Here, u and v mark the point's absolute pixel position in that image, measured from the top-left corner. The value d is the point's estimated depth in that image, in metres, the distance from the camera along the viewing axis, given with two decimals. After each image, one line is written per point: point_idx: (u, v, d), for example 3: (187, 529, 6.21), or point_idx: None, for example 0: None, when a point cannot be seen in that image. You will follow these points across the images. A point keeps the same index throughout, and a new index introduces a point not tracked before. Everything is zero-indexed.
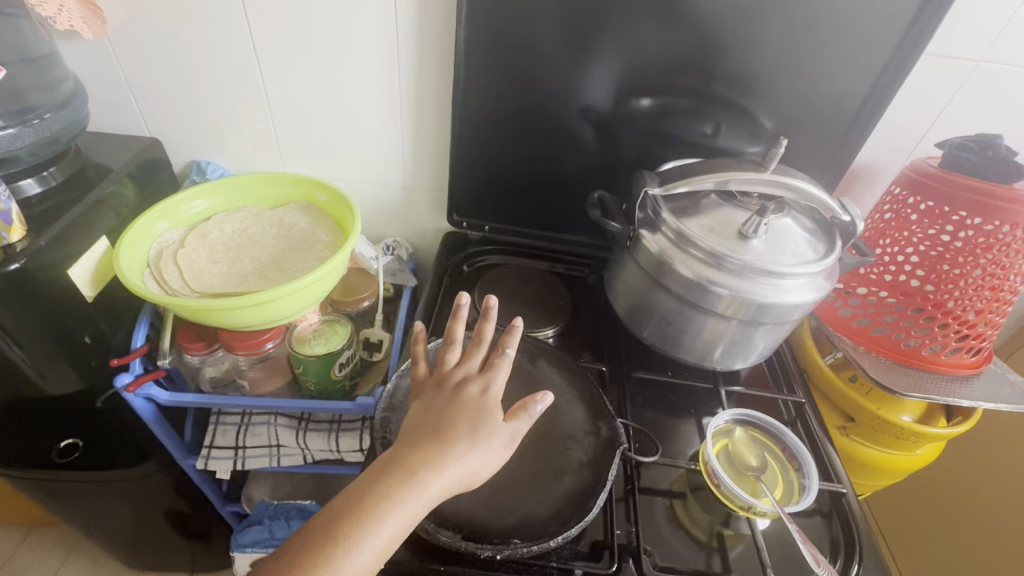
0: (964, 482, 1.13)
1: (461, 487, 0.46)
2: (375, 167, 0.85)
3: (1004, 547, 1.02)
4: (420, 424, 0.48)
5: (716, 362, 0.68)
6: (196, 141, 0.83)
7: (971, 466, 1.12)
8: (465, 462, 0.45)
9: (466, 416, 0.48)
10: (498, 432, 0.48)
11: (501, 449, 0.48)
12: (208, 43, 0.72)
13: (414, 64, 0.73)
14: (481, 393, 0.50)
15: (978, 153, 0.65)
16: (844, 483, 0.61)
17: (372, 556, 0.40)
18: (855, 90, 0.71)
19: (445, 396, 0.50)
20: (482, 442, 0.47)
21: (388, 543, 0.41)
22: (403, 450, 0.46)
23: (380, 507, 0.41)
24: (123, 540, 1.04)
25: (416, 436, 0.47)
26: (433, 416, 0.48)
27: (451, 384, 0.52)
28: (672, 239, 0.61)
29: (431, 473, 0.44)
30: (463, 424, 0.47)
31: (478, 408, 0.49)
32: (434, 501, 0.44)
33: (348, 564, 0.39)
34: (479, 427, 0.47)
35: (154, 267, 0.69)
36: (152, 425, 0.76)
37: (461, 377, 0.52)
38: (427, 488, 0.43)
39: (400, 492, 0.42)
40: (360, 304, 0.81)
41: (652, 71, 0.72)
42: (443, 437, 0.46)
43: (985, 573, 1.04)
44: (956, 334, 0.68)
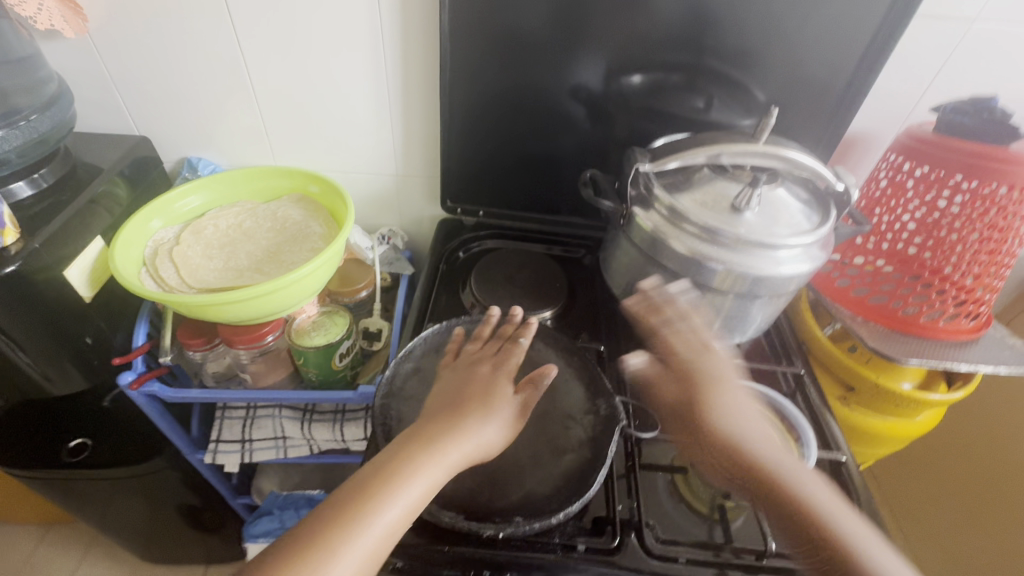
0: (965, 445, 1.14)
1: (477, 459, 0.50)
2: (366, 156, 0.84)
3: (1005, 508, 1.04)
4: (437, 403, 0.53)
5: (715, 337, 0.68)
6: (184, 138, 0.82)
7: (971, 429, 1.13)
8: (481, 434, 0.50)
9: (478, 390, 0.54)
10: (508, 403, 0.54)
11: (511, 423, 0.53)
12: (191, 37, 0.71)
13: (400, 50, 0.72)
14: (492, 370, 0.56)
15: (974, 116, 0.63)
16: (844, 451, 0.62)
17: (401, 513, 0.43)
18: (848, 57, 0.70)
19: (459, 373, 0.56)
20: (494, 414, 0.52)
21: (415, 504, 0.44)
22: (424, 424, 0.50)
23: (407, 469, 0.45)
24: (138, 535, 1.06)
25: (434, 412, 0.52)
26: (449, 392, 0.54)
27: (466, 363, 0.57)
28: (665, 216, 0.61)
29: (450, 442, 0.48)
30: (474, 401, 0.53)
31: (489, 384, 0.55)
32: (455, 470, 0.47)
33: (382, 516, 0.42)
34: (490, 400, 0.53)
35: (151, 264, 0.69)
36: (158, 421, 0.78)
37: (476, 358, 0.58)
38: (448, 455, 0.47)
39: (424, 457, 0.46)
40: (358, 294, 0.82)
41: (641, 47, 0.71)
42: (460, 409, 0.52)
43: (990, 534, 1.06)
44: (953, 300, 0.68)
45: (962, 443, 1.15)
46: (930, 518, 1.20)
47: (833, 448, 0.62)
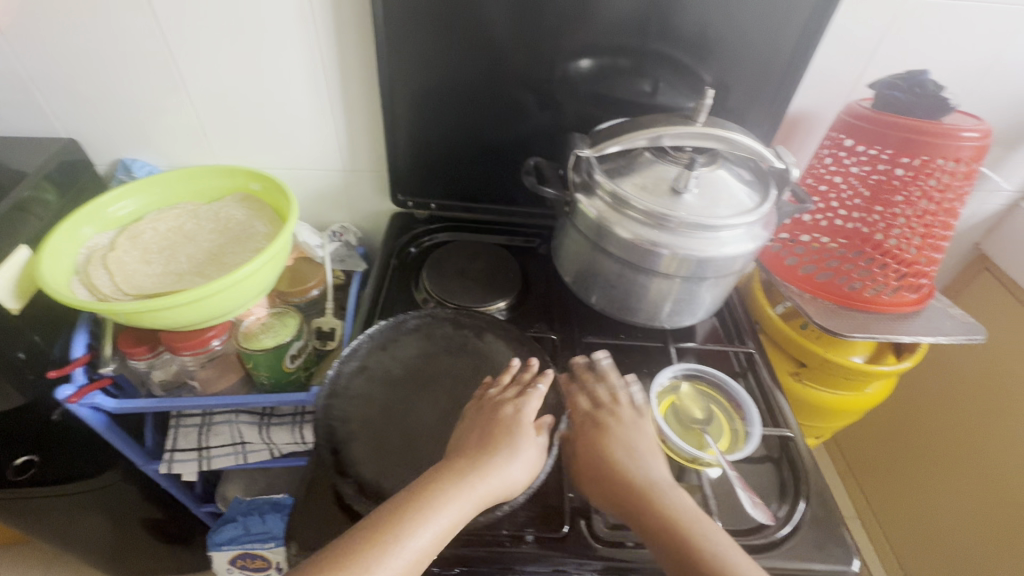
0: (926, 411, 1.17)
1: (502, 496, 0.49)
2: (311, 151, 0.82)
3: (965, 470, 1.08)
4: (463, 437, 0.52)
5: (665, 320, 0.68)
6: (117, 139, 0.79)
7: (933, 395, 1.16)
8: (507, 471, 0.49)
9: (503, 429, 0.51)
10: (531, 445, 0.52)
11: (535, 461, 0.51)
12: (112, 33, 0.68)
13: (335, 40, 0.70)
14: (515, 413, 0.53)
15: (907, 91, 0.64)
16: (792, 428, 0.63)
17: (431, 539, 0.43)
18: (789, 36, 0.70)
19: (483, 416, 0.53)
20: (519, 454, 0.50)
21: (445, 531, 0.44)
22: (451, 457, 0.50)
23: (438, 496, 0.45)
24: (101, 552, 1.03)
25: (460, 445, 0.51)
26: (474, 429, 0.52)
27: (489, 404, 0.54)
28: (608, 202, 0.61)
29: (478, 476, 0.48)
30: (498, 436, 0.51)
31: (514, 423, 0.52)
32: (483, 503, 0.47)
33: (413, 539, 0.42)
34: (516, 438, 0.51)
35: (83, 272, 0.66)
36: (106, 434, 0.75)
37: (497, 400, 0.54)
38: (476, 489, 0.47)
39: (454, 488, 0.46)
40: (309, 293, 0.80)
41: (582, 31, 0.70)
42: (485, 446, 0.50)
43: (953, 498, 1.09)
44: (895, 273, 0.70)
45: (921, 408, 1.19)
46: (894, 485, 1.23)
47: (781, 425, 0.63)
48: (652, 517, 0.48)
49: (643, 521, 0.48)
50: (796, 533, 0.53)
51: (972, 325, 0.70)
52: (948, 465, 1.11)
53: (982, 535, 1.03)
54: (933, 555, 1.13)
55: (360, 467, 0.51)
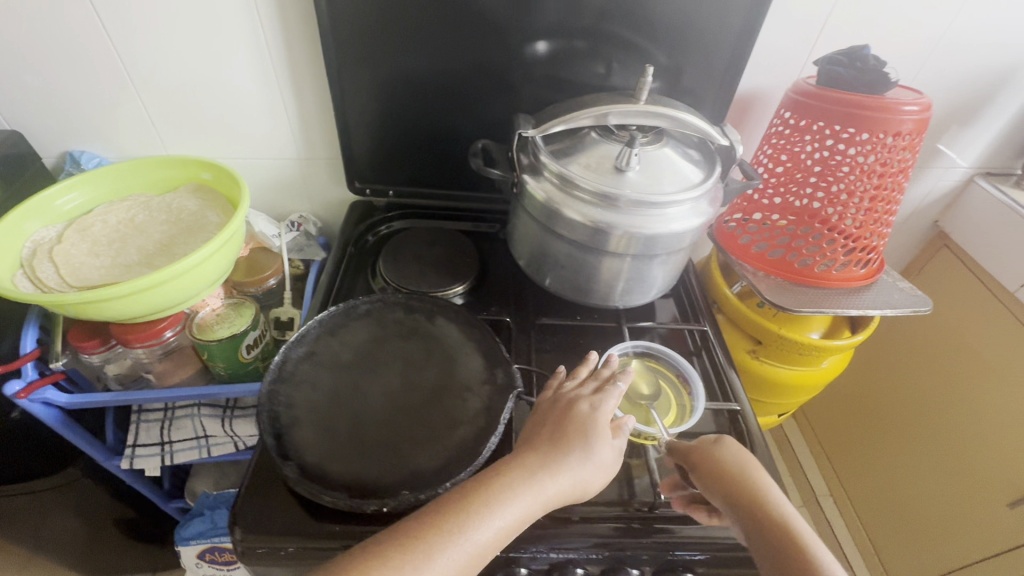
0: (893, 386, 1.19)
1: (573, 497, 0.47)
2: (265, 140, 0.81)
3: (932, 445, 1.10)
4: (536, 432, 0.50)
5: (619, 299, 0.68)
6: (64, 131, 0.77)
7: (899, 371, 1.18)
8: (580, 473, 0.47)
9: (577, 427, 0.50)
10: (606, 446, 0.49)
11: (610, 463, 0.49)
12: (46, 18, 0.66)
13: (281, 25, 0.69)
14: (591, 411, 0.51)
15: (849, 66, 0.65)
16: (741, 401, 0.64)
17: (494, 535, 0.42)
18: (737, 14, 0.70)
19: (559, 411, 0.52)
20: (596, 455, 0.48)
21: (509, 528, 0.43)
22: (525, 451, 0.48)
23: (507, 492, 0.44)
24: (69, 553, 1.02)
25: (534, 442, 0.49)
26: (547, 425, 0.50)
27: (563, 400, 0.53)
28: (556, 183, 0.60)
29: (549, 475, 0.46)
30: (574, 435, 0.49)
31: (587, 422, 0.50)
32: (551, 504, 0.45)
33: (476, 533, 0.42)
34: (596, 438, 0.49)
35: (28, 266, 0.65)
36: (63, 431, 0.74)
37: (573, 395, 0.54)
38: (545, 488, 0.45)
39: (524, 485, 0.45)
40: (266, 283, 0.79)
41: (531, 13, 0.70)
42: (558, 446, 0.48)
43: (920, 471, 1.11)
44: (843, 248, 0.71)
45: (888, 384, 1.21)
46: (864, 461, 1.25)
47: (730, 399, 0.65)
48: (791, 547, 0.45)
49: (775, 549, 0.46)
50: None
51: (920, 298, 0.72)
52: (916, 438, 1.13)
53: (951, 505, 1.05)
54: (903, 527, 1.15)
55: (304, 449, 0.51)
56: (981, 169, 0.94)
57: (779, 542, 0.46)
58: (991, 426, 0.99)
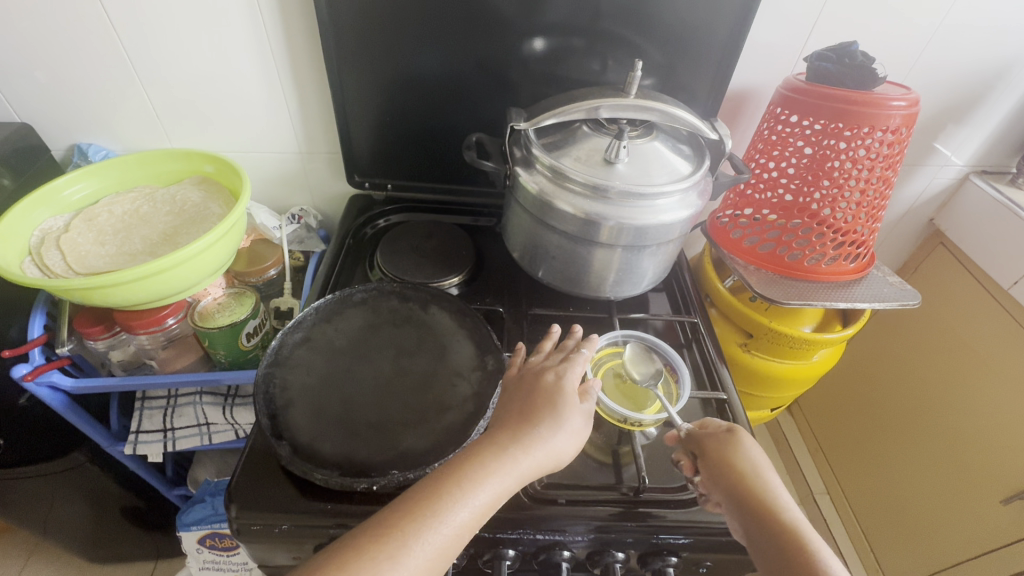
0: (887, 385, 1.20)
1: (548, 467, 0.49)
2: (267, 134, 0.83)
3: (928, 442, 1.10)
4: (506, 409, 0.52)
5: (610, 291, 0.70)
6: (72, 123, 0.79)
7: (895, 369, 1.18)
8: (552, 444, 0.49)
9: (546, 400, 0.51)
10: (577, 413, 0.51)
11: (581, 428, 0.51)
12: (54, 12, 0.68)
13: (282, 20, 0.71)
14: (557, 380, 0.53)
15: (837, 62, 0.66)
16: (728, 391, 0.65)
17: (471, 515, 0.43)
18: (729, 11, 0.71)
19: (527, 385, 0.54)
20: (563, 425, 0.50)
21: (485, 507, 0.44)
22: (498, 430, 0.49)
23: (479, 471, 0.45)
24: (74, 539, 1.04)
25: (504, 419, 0.51)
26: (518, 403, 0.52)
27: (530, 373, 0.55)
28: (548, 176, 0.62)
29: (522, 450, 0.47)
30: (542, 406, 0.51)
31: (556, 392, 0.52)
32: (526, 478, 0.47)
33: (452, 514, 0.43)
34: (566, 408, 0.51)
35: (36, 253, 0.67)
36: (68, 416, 0.76)
37: (540, 367, 0.56)
38: (519, 464, 0.46)
39: (495, 462, 0.46)
40: (266, 273, 0.81)
41: (527, 9, 0.71)
42: (528, 419, 0.50)
43: (916, 469, 1.12)
44: (832, 242, 0.72)
45: (883, 383, 1.21)
46: (860, 459, 1.25)
47: (718, 388, 0.66)
48: (793, 546, 0.47)
49: (775, 545, 0.48)
50: None
51: (909, 292, 0.73)
52: (911, 437, 1.13)
53: (945, 502, 1.05)
54: (898, 524, 1.15)
55: (297, 431, 0.53)
56: (977, 168, 0.94)
57: (781, 540, 0.48)
58: (986, 424, 0.99)
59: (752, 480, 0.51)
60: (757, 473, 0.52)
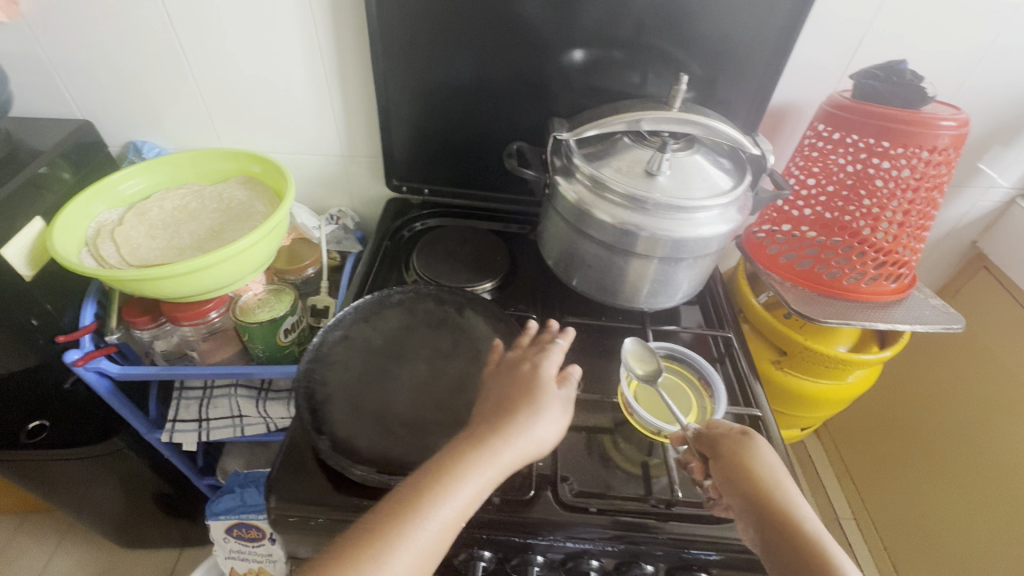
0: (921, 410, 1.17)
1: (532, 454, 0.48)
2: (312, 137, 0.86)
3: (963, 469, 1.07)
4: (487, 402, 0.51)
5: (644, 302, 0.70)
6: (129, 121, 0.83)
7: (929, 393, 1.16)
8: (533, 433, 0.48)
9: (523, 388, 0.51)
10: (553, 400, 0.50)
11: (561, 415, 0.50)
12: (123, 16, 0.71)
13: (333, 27, 0.73)
14: (532, 368, 0.52)
15: (884, 80, 0.65)
16: (763, 408, 0.65)
17: (456, 511, 0.43)
18: (775, 27, 0.71)
19: (504, 374, 0.53)
20: (541, 413, 0.49)
21: (469, 501, 0.44)
22: (480, 422, 0.49)
23: (460, 467, 0.45)
24: (106, 523, 1.08)
25: (483, 412, 0.50)
26: (498, 392, 0.51)
27: (508, 363, 0.55)
28: (588, 185, 0.62)
29: (502, 441, 0.46)
30: (523, 396, 0.50)
31: (531, 379, 0.51)
32: (508, 468, 0.46)
33: (435, 513, 0.42)
34: (547, 401, 0.50)
35: (92, 244, 0.70)
36: (111, 401, 0.79)
37: (518, 356, 0.55)
38: (499, 455, 0.46)
39: (474, 454, 0.45)
40: (305, 271, 0.83)
41: (570, 21, 0.72)
42: (506, 408, 0.49)
43: (951, 496, 1.08)
44: (874, 261, 0.70)
45: (916, 407, 1.18)
46: (889, 483, 1.22)
47: (752, 405, 0.65)
48: (814, 556, 0.45)
49: (796, 556, 0.45)
50: None
51: (953, 316, 0.71)
52: (943, 463, 1.10)
53: (977, 532, 1.02)
54: (930, 553, 1.11)
55: (336, 426, 0.54)
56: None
57: (801, 550, 0.45)
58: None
59: (772, 491, 0.49)
60: (775, 481, 0.49)
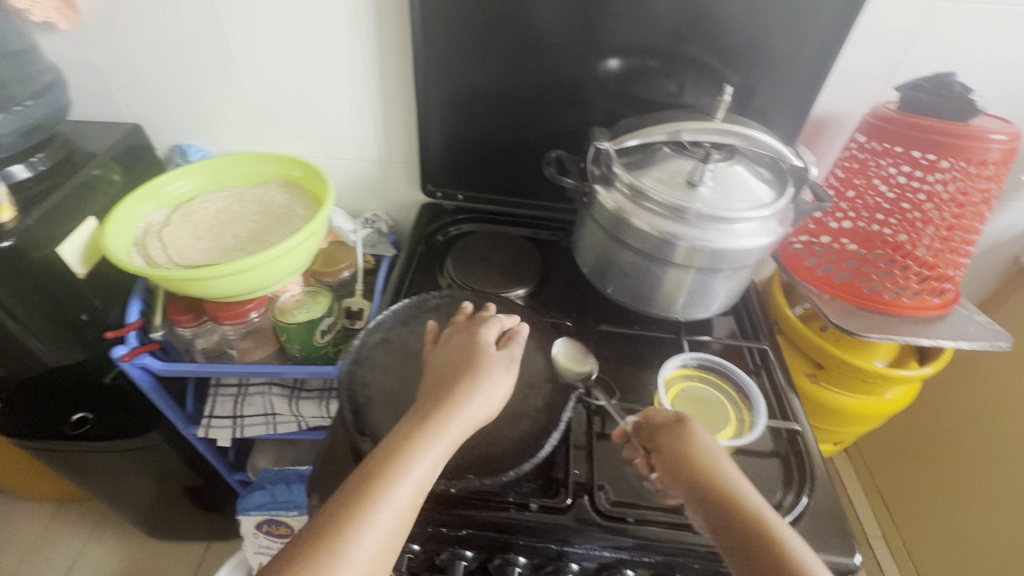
0: (948, 425, 1.14)
1: (479, 421, 0.51)
2: (351, 143, 0.87)
3: (988, 485, 1.04)
4: (433, 381, 0.53)
5: (680, 312, 0.70)
6: (176, 125, 0.86)
7: (956, 408, 1.13)
8: (478, 404, 0.50)
9: (466, 359, 0.53)
10: (495, 362, 0.54)
11: (504, 381, 0.53)
12: (176, 25, 0.74)
13: (376, 35, 0.75)
14: (469, 339, 0.56)
15: (932, 93, 0.64)
16: (801, 423, 0.64)
17: (413, 491, 0.44)
18: (817, 39, 0.71)
19: (443, 348, 0.57)
20: (484, 379, 0.52)
21: (425, 479, 0.45)
22: (427, 401, 0.50)
23: (411, 448, 0.46)
24: (139, 515, 1.10)
25: (428, 389, 0.52)
26: (443, 368, 0.54)
27: (446, 338, 0.58)
28: (627, 194, 0.63)
29: (449, 413, 0.48)
30: (464, 369, 0.52)
31: (472, 348, 0.55)
32: (458, 439, 0.48)
33: (393, 498, 0.43)
34: (488, 369, 0.53)
35: (141, 244, 0.73)
36: (152, 395, 0.81)
37: (455, 330, 0.58)
38: (449, 428, 0.48)
39: (424, 432, 0.47)
40: (340, 274, 0.85)
41: (610, 31, 0.72)
42: (449, 380, 0.52)
43: (975, 512, 1.06)
44: (916, 276, 0.69)
45: (943, 422, 1.16)
46: (923, 503, 1.18)
47: (791, 420, 0.64)
48: (756, 536, 0.44)
49: (739, 538, 0.45)
50: (801, 522, 0.54)
51: (998, 333, 0.69)
52: (969, 478, 1.08)
53: (1000, 549, 1.00)
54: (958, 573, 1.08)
55: (377, 427, 0.55)
56: None
57: (744, 531, 0.45)
58: None
59: (713, 477, 0.48)
60: (713, 464, 0.49)
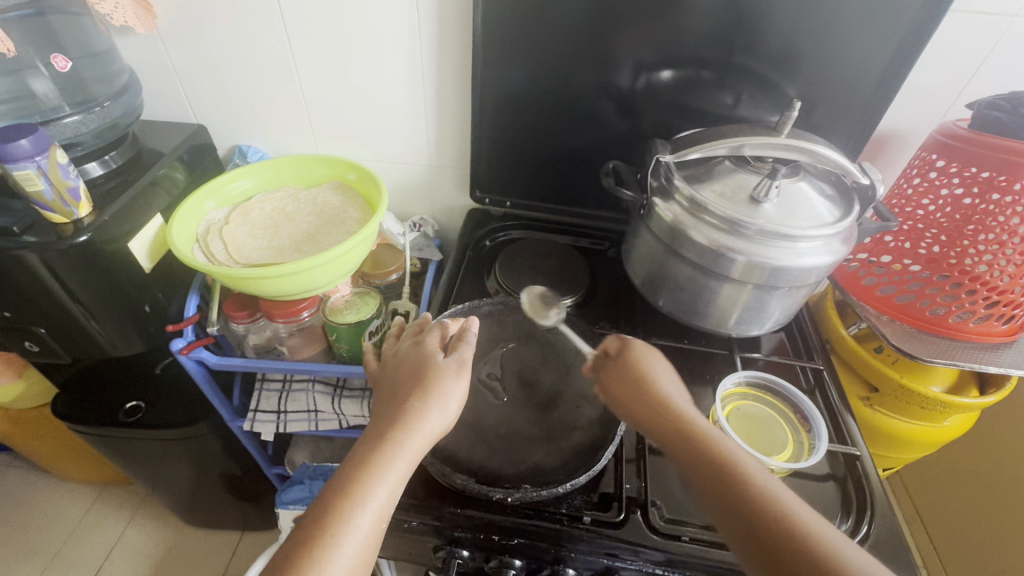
0: (995, 456, 1.11)
1: (433, 435, 0.50)
2: (402, 148, 0.89)
3: None
4: (383, 402, 0.52)
5: (732, 328, 0.69)
6: (237, 127, 0.88)
7: (1004, 439, 1.10)
8: (433, 418, 0.49)
9: (418, 375, 0.52)
10: (445, 371, 0.52)
11: (457, 391, 0.52)
12: (242, 30, 0.76)
13: (434, 43, 0.76)
14: (417, 351, 0.55)
15: (1010, 112, 0.62)
16: (860, 447, 0.62)
17: (373, 517, 0.43)
18: (885, 53, 0.69)
19: (392, 365, 0.56)
20: (435, 394, 0.50)
21: (386, 502, 0.44)
22: (379, 422, 0.49)
23: (368, 474, 0.45)
24: (181, 501, 1.14)
25: (380, 409, 0.51)
26: (393, 387, 0.52)
27: (392, 357, 0.58)
28: (685, 206, 0.62)
29: (403, 432, 0.48)
30: (415, 385, 0.51)
31: (419, 361, 0.54)
32: (414, 457, 0.47)
33: (351, 529, 0.42)
34: (438, 381, 0.51)
35: (203, 241, 0.75)
36: (203, 386, 0.83)
37: (399, 348, 0.58)
38: (406, 447, 0.47)
39: (379, 456, 0.46)
40: (388, 277, 0.86)
41: (668, 43, 0.72)
42: (401, 397, 0.50)
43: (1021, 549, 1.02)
44: (984, 301, 0.67)
45: (990, 454, 1.12)
46: (972, 538, 1.13)
47: (848, 443, 0.63)
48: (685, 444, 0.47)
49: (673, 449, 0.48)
50: None
51: None
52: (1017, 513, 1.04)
53: None
54: None
55: None
56: None
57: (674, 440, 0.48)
58: None
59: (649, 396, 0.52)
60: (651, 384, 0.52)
